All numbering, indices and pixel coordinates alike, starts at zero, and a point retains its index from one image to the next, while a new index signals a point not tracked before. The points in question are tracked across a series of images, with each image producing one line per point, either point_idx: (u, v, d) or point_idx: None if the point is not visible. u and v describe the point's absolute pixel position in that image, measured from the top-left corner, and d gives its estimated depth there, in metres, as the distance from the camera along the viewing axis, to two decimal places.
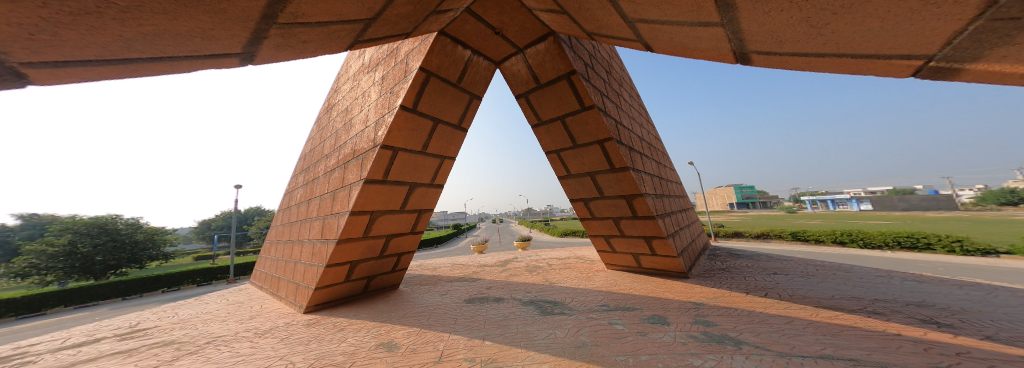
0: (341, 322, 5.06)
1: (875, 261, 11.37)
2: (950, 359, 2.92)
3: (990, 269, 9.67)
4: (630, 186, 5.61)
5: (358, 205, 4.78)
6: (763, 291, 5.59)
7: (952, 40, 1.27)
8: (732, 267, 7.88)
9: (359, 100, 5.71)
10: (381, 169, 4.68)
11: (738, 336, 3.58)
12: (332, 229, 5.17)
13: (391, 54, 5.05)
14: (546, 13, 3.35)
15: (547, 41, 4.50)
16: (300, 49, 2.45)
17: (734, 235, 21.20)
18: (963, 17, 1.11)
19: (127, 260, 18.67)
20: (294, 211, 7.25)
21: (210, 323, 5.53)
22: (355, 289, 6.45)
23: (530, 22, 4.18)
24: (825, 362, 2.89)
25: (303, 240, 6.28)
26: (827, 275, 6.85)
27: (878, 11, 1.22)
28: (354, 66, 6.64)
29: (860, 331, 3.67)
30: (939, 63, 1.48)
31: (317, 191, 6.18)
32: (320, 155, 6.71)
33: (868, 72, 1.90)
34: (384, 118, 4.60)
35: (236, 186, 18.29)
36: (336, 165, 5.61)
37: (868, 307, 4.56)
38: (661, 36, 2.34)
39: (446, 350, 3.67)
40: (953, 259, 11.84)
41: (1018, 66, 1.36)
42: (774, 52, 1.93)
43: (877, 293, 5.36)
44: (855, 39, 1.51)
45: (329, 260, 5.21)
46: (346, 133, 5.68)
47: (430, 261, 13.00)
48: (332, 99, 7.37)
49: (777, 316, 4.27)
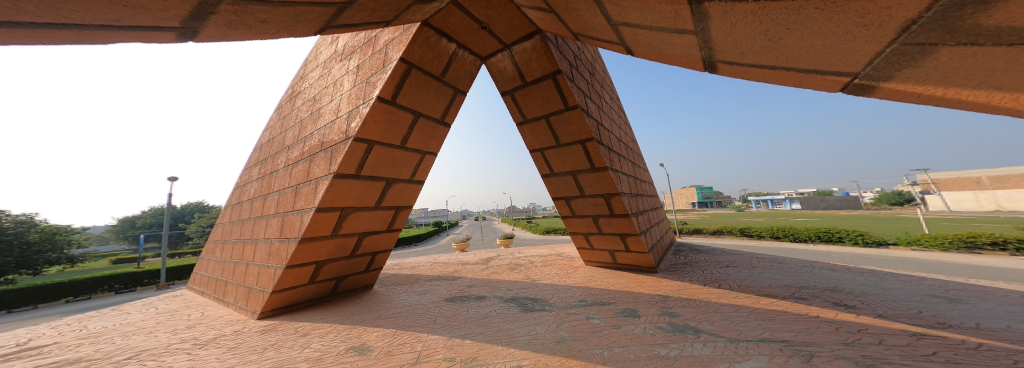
0: (304, 327, 4.70)
1: (800, 253, 13.11)
2: (855, 335, 3.46)
3: (886, 258, 11.59)
4: (609, 185, 5.88)
5: (326, 201, 4.45)
6: (716, 282, 6.16)
7: (873, 60, 1.49)
8: (694, 261, 8.57)
9: (329, 89, 5.31)
10: (353, 164, 4.39)
11: (697, 325, 3.91)
12: (294, 227, 4.77)
13: (369, 41, 4.74)
14: (533, 10, 3.35)
15: (533, 40, 4.52)
16: (257, 29, 2.22)
17: (694, 232, 23.07)
18: (883, 40, 1.31)
19: (14, 265, 15.50)
20: (247, 207, 6.52)
21: (134, 336, 4.81)
22: (322, 291, 6.02)
23: (518, 19, 4.16)
24: (766, 345, 3.24)
25: (258, 240, 5.70)
26: (767, 267, 7.75)
27: (823, 29, 1.38)
28: (325, 53, 6.15)
29: (791, 315, 4.19)
30: (862, 80, 1.73)
31: (275, 185, 5.64)
32: (280, 147, 6.12)
33: (808, 86, 2.13)
34: (358, 109, 4.32)
35: (170, 179, 14.64)
36: (300, 157, 5.16)
37: (796, 293, 5.25)
38: (641, 41, 2.47)
39: (424, 351, 3.57)
40: (859, 250, 13.95)
41: (919, 87, 1.62)
42: (738, 62, 2.11)
43: (804, 281, 6.17)
44: (801, 54, 1.71)
45: (291, 260, 4.78)
46: (313, 124, 5.25)
47: (407, 260, 12.48)
48: (298, 86, 6.74)
49: (728, 305, 4.74)
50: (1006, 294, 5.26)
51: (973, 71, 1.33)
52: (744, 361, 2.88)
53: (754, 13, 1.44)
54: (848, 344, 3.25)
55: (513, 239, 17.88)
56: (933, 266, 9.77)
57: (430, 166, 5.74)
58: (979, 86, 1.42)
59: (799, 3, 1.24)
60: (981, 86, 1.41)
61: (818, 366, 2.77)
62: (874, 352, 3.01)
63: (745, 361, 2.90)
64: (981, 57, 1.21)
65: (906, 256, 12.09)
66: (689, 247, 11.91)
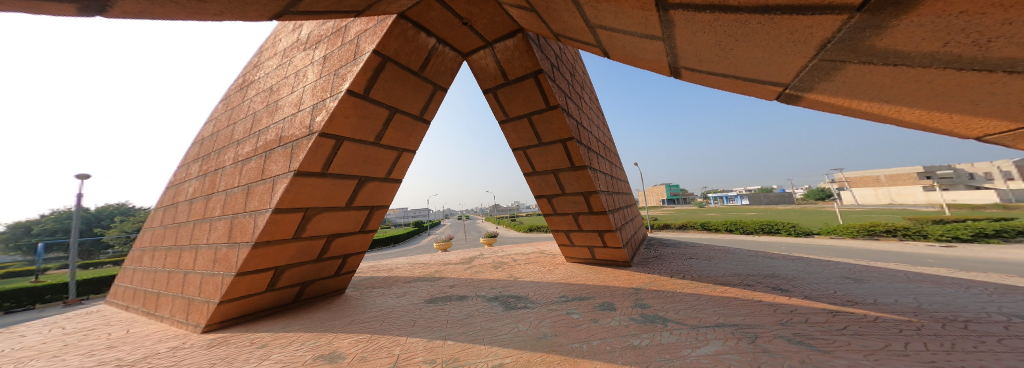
0: (263, 338, 4.29)
1: (747, 244, 14.64)
2: (789, 316, 3.96)
3: (814, 246, 13.35)
4: (587, 184, 6.09)
5: (286, 201, 4.09)
6: (681, 274, 6.67)
7: (799, 73, 1.71)
8: (663, 255, 9.18)
9: (290, 79, 4.86)
10: (319, 161, 4.08)
11: (665, 315, 4.20)
12: (247, 231, 4.31)
13: (338, 31, 4.42)
14: (515, 9, 3.33)
15: (515, 38, 4.49)
16: (192, 9, 1.96)
17: (660, 227, 24.75)
18: (806, 56, 1.51)
19: None
20: (184, 208, 5.75)
21: (35, 362, 4.04)
22: (284, 297, 5.54)
23: (500, 16, 4.11)
24: (721, 330, 3.57)
25: (201, 245, 5.05)
26: (723, 257, 8.55)
27: (764, 43, 1.54)
28: (285, 39, 5.61)
29: (741, 300, 4.67)
30: (791, 90, 1.95)
31: (222, 184, 5.05)
32: (227, 141, 5.48)
33: (755, 94, 2.36)
34: (325, 102, 4.00)
35: (79, 176, 12.35)
36: (254, 153, 4.67)
37: (745, 280, 5.86)
38: (616, 44, 2.56)
39: (403, 354, 3.46)
40: (792, 240, 15.92)
41: (836, 100, 1.87)
42: (697, 69, 2.27)
43: (753, 269, 6.91)
44: (747, 65, 1.89)
45: (244, 266, 4.33)
46: (269, 117, 4.78)
47: (384, 262, 11.91)
48: (250, 75, 6.09)
49: (691, 294, 5.16)
50: (896, 274, 6.35)
51: (870, 88, 1.57)
52: (704, 346, 3.16)
53: (710, 24, 1.56)
54: (783, 323, 3.71)
55: (496, 237, 17.72)
56: (845, 252, 11.46)
57: (407, 164, 5.51)
58: (876, 100, 1.68)
59: (744, 16, 1.36)
60: (879, 101, 1.68)
61: (763, 345, 3.11)
62: (802, 330, 3.47)
63: (704, 345, 3.17)
64: (875, 75, 1.44)
65: (827, 244, 14.03)
66: (658, 241, 12.73)
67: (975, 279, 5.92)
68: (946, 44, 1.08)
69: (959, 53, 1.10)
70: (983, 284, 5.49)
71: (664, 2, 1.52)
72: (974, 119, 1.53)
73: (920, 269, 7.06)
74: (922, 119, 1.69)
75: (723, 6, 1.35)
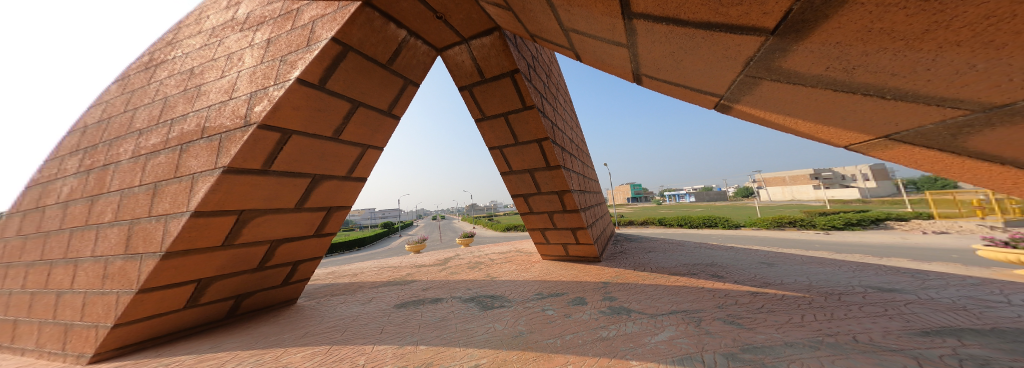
0: (187, 361, 3.70)
1: (694, 237, 16.32)
2: (728, 298, 4.51)
3: (744, 237, 15.37)
4: (562, 183, 6.27)
5: (214, 202, 3.55)
6: (641, 267, 7.19)
7: (730, 85, 1.96)
8: (627, 250, 9.82)
9: (220, 62, 4.23)
10: (259, 157, 3.61)
11: (629, 306, 4.51)
12: (154, 239, 3.64)
13: (287, 14, 3.97)
14: (491, 7, 3.31)
15: (492, 36, 4.45)
16: None
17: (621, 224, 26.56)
18: (735, 71, 1.74)
19: None
20: (58, 212, 4.65)
21: None
22: (213, 313, 4.82)
23: (476, 13, 4.03)
24: (675, 316, 3.94)
25: (85, 259, 4.12)
26: (675, 250, 9.42)
27: (705, 57, 1.74)
28: (215, 16, 4.87)
29: (689, 288, 5.21)
30: (723, 100, 2.23)
31: (115, 182, 4.20)
32: (125, 130, 4.56)
33: (699, 104, 2.66)
34: (267, 91, 3.55)
35: None
36: (167, 145, 3.95)
37: (692, 270, 6.52)
38: (587, 49, 2.68)
39: (369, 364, 3.23)
40: (726, 232, 18.14)
41: (756, 111, 2.18)
42: (656, 77, 2.47)
43: (698, 259, 7.70)
44: (693, 76, 2.11)
45: (153, 281, 3.67)
46: (187, 104, 4.10)
47: (348, 268, 10.99)
48: (161, 53, 5.17)
49: (650, 284, 5.61)
50: (797, 258, 7.60)
51: (777, 101, 1.85)
52: (661, 332, 3.46)
53: (666, 36, 1.71)
54: (720, 306, 4.22)
55: (471, 237, 17.39)
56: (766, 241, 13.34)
57: (372, 162, 5.14)
58: (781, 112, 1.99)
59: (692, 31, 1.52)
60: (785, 114, 1.99)
61: (706, 327, 3.50)
62: (734, 311, 3.97)
63: (662, 332, 3.48)
64: (781, 91, 1.70)
65: (751, 234, 16.25)
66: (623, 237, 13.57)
67: (854, 260, 7.29)
68: (828, 68, 1.32)
69: (835, 76, 1.35)
70: (853, 263, 6.83)
71: (628, 11, 1.63)
72: (846, 132, 1.88)
73: (812, 253, 8.54)
74: (812, 130, 2.05)
75: (675, 20, 1.48)
